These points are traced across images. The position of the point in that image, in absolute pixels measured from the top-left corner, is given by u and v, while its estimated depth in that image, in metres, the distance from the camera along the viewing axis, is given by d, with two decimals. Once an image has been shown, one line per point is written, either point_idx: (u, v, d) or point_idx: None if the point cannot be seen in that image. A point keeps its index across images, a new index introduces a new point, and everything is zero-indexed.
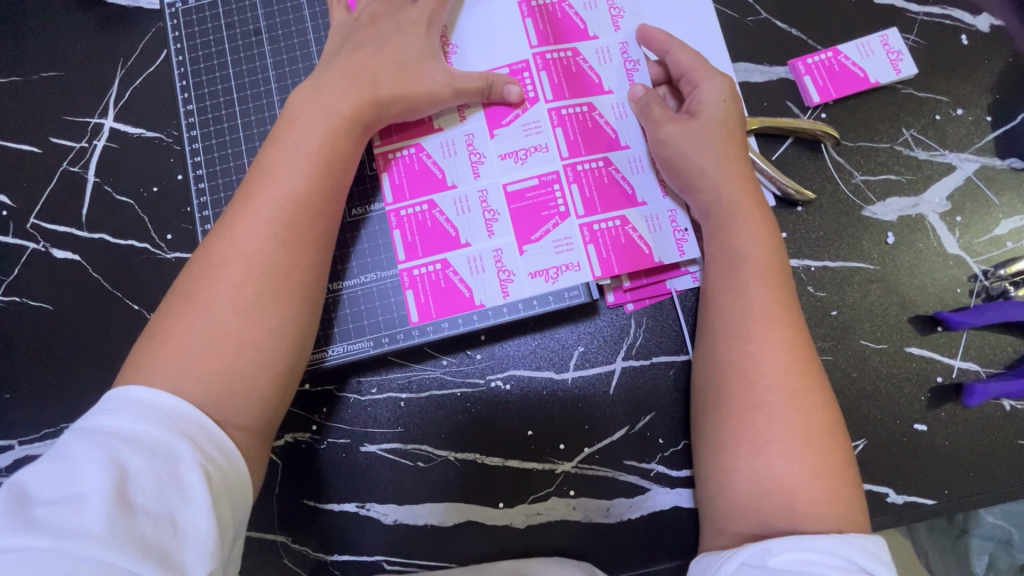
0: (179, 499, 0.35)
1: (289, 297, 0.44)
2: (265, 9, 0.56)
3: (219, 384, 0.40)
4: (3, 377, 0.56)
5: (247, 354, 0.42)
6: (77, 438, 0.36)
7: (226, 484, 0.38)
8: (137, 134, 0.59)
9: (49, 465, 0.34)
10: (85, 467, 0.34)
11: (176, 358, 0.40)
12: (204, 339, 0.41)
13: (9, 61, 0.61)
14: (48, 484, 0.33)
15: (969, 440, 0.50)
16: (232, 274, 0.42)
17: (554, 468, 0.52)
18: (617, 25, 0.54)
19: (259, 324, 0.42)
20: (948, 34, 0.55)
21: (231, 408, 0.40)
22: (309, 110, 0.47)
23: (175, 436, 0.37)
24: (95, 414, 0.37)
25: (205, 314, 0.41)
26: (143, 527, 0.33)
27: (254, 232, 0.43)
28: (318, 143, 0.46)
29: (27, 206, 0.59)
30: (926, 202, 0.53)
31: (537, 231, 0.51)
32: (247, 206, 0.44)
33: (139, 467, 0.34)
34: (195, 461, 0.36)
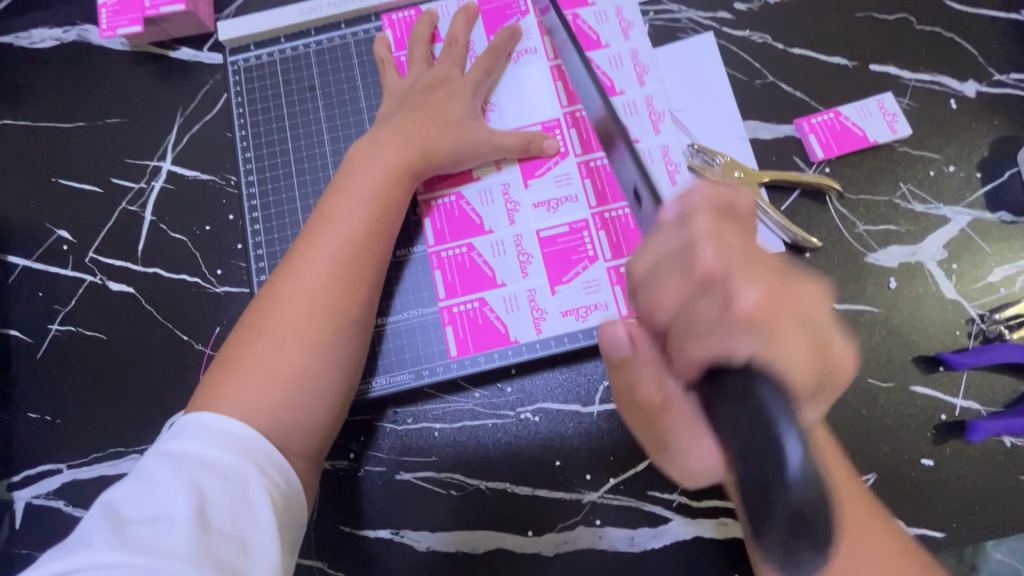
0: (249, 522, 0.39)
1: (344, 333, 0.48)
2: (319, 67, 0.62)
3: (281, 413, 0.44)
4: (57, 403, 0.59)
5: (311, 385, 0.46)
6: (160, 462, 0.40)
7: (288, 507, 0.42)
8: (193, 176, 0.64)
9: (137, 487, 0.39)
10: (169, 490, 0.38)
11: (246, 390, 0.44)
12: (273, 370, 0.45)
13: (79, 109, 0.67)
14: (137, 504, 0.38)
15: (972, 475, 0.53)
16: (295, 310, 0.47)
17: (581, 498, 0.54)
18: (641, 80, 0.62)
19: (319, 359, 0.47)
20: (938, 99, 0.61)
21: (290, 435, 0.45)
22: (365, 162, 0.52)
23: (244, 462, 0.41)
24: (175, 439, 0.41)
25: (274, 348, 0.46)
26: (219, 546, 0.37)
27: (317, 273, 0.48)
28: (373, 192, 0.51)
29: (87, 241, 0.63)
30: (924, 251, 0.58)
31: (567, 274, 0.55)
32: (311, 250, 0.49)
33: (215, 490, 0.38)
34: (262, 485, 0.40)
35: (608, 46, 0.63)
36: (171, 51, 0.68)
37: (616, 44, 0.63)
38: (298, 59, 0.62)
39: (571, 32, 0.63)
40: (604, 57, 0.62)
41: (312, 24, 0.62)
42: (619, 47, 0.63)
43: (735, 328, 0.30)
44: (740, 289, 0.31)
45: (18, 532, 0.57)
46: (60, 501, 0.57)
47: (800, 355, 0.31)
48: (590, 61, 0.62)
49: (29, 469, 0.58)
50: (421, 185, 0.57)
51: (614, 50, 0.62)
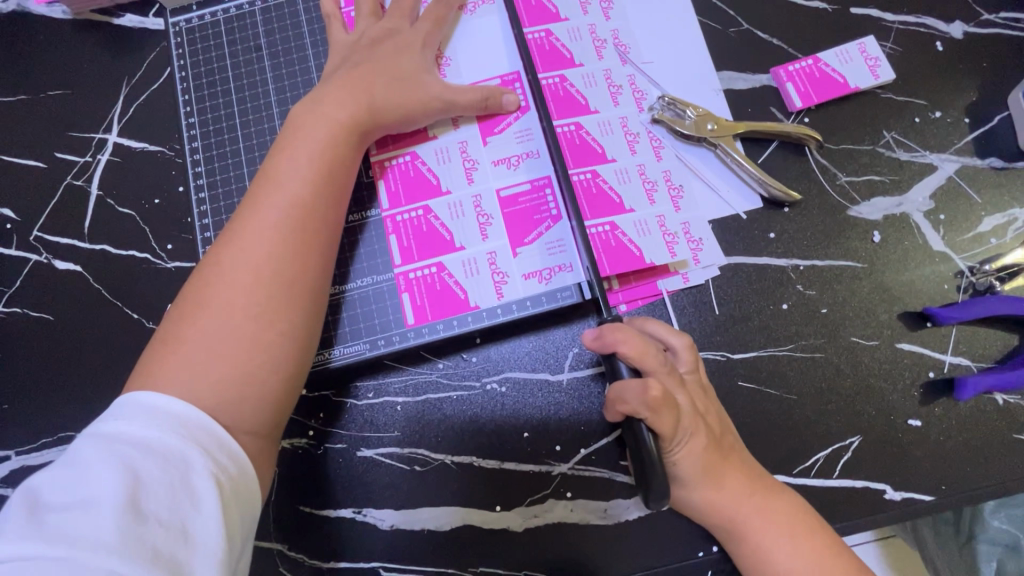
0: (191, 508, 0.36)
1: (294, 301, 0.45)
2: (266, 26, 0.58)
3: (227, 387, 0.42)
4: (3, 387, 0.57)
5: (256, 357, 0.43)
6: (93, 445, 0.37)
7: (236, 492, 0.39)
8: (140, 148, 0.61)
9: (64, 472, 0.36)
10: (99, 474, 0.35)
11: (185, 363, 0.41)
12: (214, 342, 0.42)
13: (19, 82, 0.64)
14: (62, 490, 0.35)
15: (962, 435, 0.50)
16: (236, 277, 0.44)
17: (551, 470, 0.52)
18: (600, 55, 0.58)
19: (257, 327, 0.43)
20: (923, 41, 0.58)
21: (238, 411, 0.42)
22: (311, 121, 0.49)
23: (186, 443, 0.38)
24: (111, 421, 0.38)
25: (214, 318, 0.43)
26: (154, 533, 0.34)
27: (261, 239, 0.45)
28: (321, 153, 0.48)
29: (31, 220, 0.60)
30: (909, 201, 0.54)
31: (530, 234, 0.52)
32: (255, 214, 0.46)
33: (152, 476, 0.36)
34: (206, 469, 0.38)
35: (568, 20, 0.58)
36: (115, 18, 0.64)
37: (575, 19, 0.58)
38: (243, 19, 0.59)
39: (529, 4, 0.58)
40: (563, 31, 0.58)
41: None
42: (578, 21, 0.58)
43: (651, 387, 0.42)
44: (639, 351, 0.44)
45: None
46: (7, 489, 0.54)
47: (682, 396, 0.45)
48: (549, 35, 0.57)
49: None
50: (374, 145, 0.54)
51: (573, 24, 0.58)
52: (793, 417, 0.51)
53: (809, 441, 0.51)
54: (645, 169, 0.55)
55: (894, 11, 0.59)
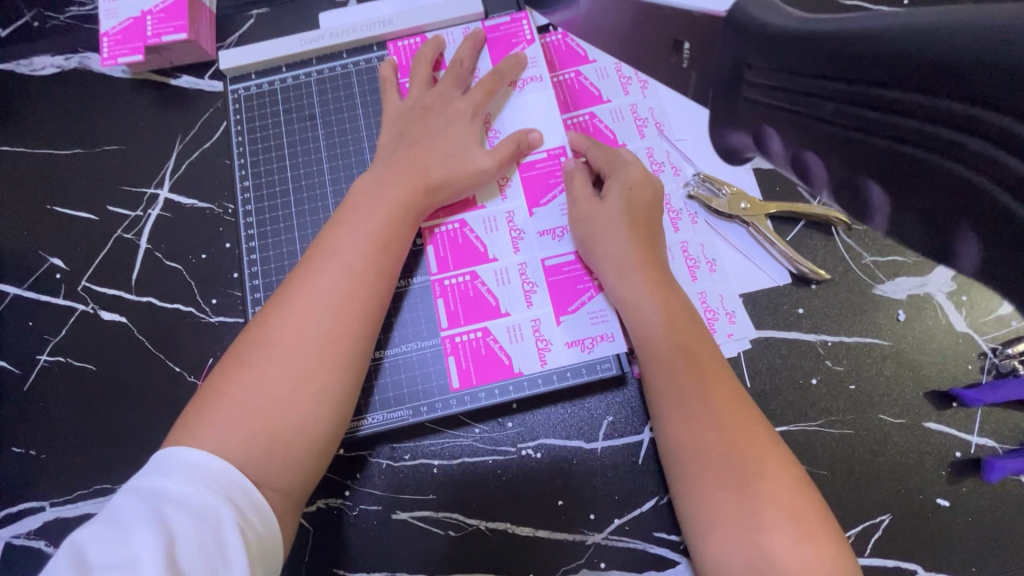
0: (221, 567, 0.36)
1: (335, 366, 0.46)
2: (320, 96, 0.61)
3: (265, 449, 0.43)
4: (43, 436, 0.57)
5: (297, 420, 0.44)
6: (131, 501, 0.38)
7: (261, 547, 0.40)
8: (190, 204, 0.63)
9: (103, 528, 0.37)
10: (137, 531, 0.36)
11: (229, 425, 0.42)
12: (261, 405, 0.43)
13: (76, 135, 0.66)
14: (101, 548, 0.36)
15: (990, 517, 0.51)
16: (289, 340, 0.45)
17: (585, 539, 0.52)
18: (642, 133, 0.62)
19: (307, 392, 0.45)
20: None
21: (276, 473, 0.43)
22: (369, 197, 0.52)
23: (219, 499, 0.39)
24: (149, 475, 0.39)
25: (264, 381, 0.44)
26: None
27: (311, 302, 0.47)
28: (372, 222, 0.50)
29: (80, 270, 0.62)
30: (932, 281, 0.56)
31: (573, 303, 0.54)
32: (307, 280, 0.48)
33: (187, 533, 0.37)
34: (237, 525, 0.39)
35: (610, 102, 0.62)
36: (172, 79, 0.67)
37: (617, 99, 0.62)
38: (299, 88, 0.62)
39: (573, 89, 0.63)
40: (606, 112, 0.62)
41: (314, 53, 0.62)
42: (620, 101, 0.62)
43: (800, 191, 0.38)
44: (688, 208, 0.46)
45: None
46: (41, 541, 0.55)
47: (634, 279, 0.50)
48: (593, 117, 0.62)
49: (12, 507, 0.56)
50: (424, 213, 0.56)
51: (615, 105, 0.62)
52: (824, 492, 0.52)
53: (841, 517, 0.52)
54: (688, 246, 0.59)
55: None
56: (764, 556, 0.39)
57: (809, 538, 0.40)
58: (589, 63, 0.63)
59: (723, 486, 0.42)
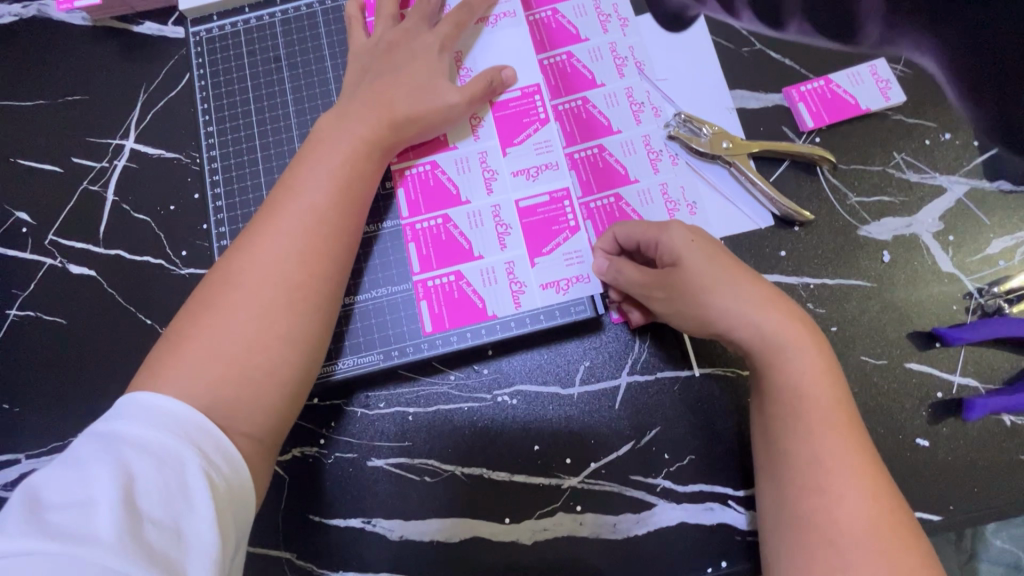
0: (185, 509, 0.35)
1: (299, 304, 0.45)
2: (285, 37, 0.59)
3: (227, 388, 0.41)
4: (15, 390, 0.57)
5: (261, 360, 0.43)
6: (89, 445, 0.37)
7: (229, 491, 0.38)
8: (157, 155, 0.61)
9: (61, 470, 0.35)
10: (96, 473, 0.35)
11: (188, 367, 0.41)
12: (221, 346, 0.42)
13: (37, 86, 0.64)
14: (57, 489, 0.34)
15: (971, 456, 0.51)
16: (250, 281, 0.44)
17: (561, 483, 0.52)
18: (622, 72, 0.59)
19: (272, 331, 0.43)
20: (935, 67, 0.58)
21: (240, 412, 0.42)
22: (332, 134, 0.50)
23: (183, 442, 0.38)
24: (109, 419, 0.38)
25: (224, 321, 0.43)
26: (149, 533, 0.33)
27: (273, 242, 0.45)
28: (340, 161, 0.49)
29: (47, 224, 0.61)
30: (919, 222, 0.55)
31: (548, 245, 0.53)
32: (270, 219, 0.46)
33: (148, 475, 0.35)
34: (202, 468, 0.37)
35: (588, 40, 0.60)
36: (135, 26, 0.65)
37: (596, 38, 0.60)
38: (263, 29, 0.59)
39: (549, 28, 0.60)
40: (583, 51, 0.59)
41: None
42: (598, 40, 0.60)
43: None
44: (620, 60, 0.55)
45: None
46: None
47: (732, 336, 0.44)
48: (570, 56, 0.59)
49: None
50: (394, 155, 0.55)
51: (594, 44, 0.60)
52: None
53: None
54: (668, 189, 0.56)
55: (891, 33, 0.59)
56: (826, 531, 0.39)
57: (871, 510, 0.39)
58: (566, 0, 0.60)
59: (787, 459, 0.42)
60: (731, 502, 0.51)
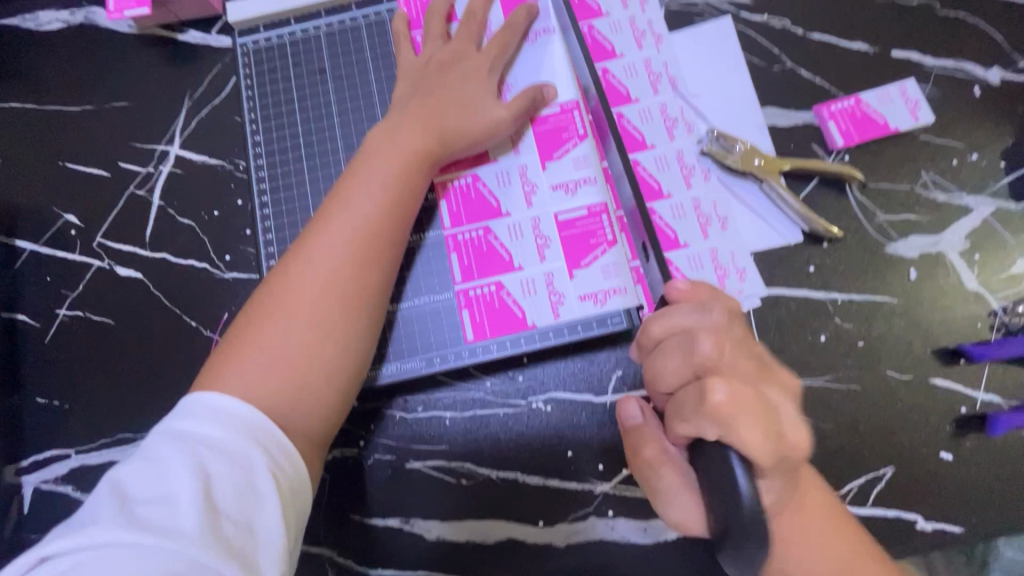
0: (256, 507, 0.38)
1: (354, 315, 0.47)
2: (329, 49, 0.61)
3: (288, 395, 0.44)
4: (63, 387, 0.59)
5: (321, 367, 0.45)
6: (165, 442, 0.39)
7: (292, 488, 0.41)
8: (201, 161, 0.63)
9: (142, 466, 0.38)
10: (175, 470, 0.38)
11: (254, 373, 0.43)
12: (284, 353, 0.44)
13: (84, 91, 0.66)
14: (141, 484, 0.38)
15: (993, 470, 0.52)
16: (310, 292, 0.46)
17: (593, 488, 0.54)
18: (656, 88, 0.60)
19: (334, 340, 0.46)
20: (961, 87, 0.60)
21: (301, 418, 0.44)
22: (384, 148, 0.52)
23: (250, 444, 0.40)
24: (181, 418, 0.40)
25: (284, 329, 0.45)
26: (226, 529, 0.37)
27: (330, 253, 0.47)
28: (391, 175, 0.51)
29: (94, 227, 0.63)
30: (945, 240, 0.56)
31: (586, 257, 0.54)
32: (325, 231, 0.48)
33: (221, 474, 0.38)
34: (268, 469, 0.40)
35: (622, 57, 0.61)
36: (179, 34, 0.67)
37: (630, 54, 0.61)
38: (308, 41, 0.61)
39: (585, 44, 0.61)
40: (619, 67, 0.61)
41: (322, 6, 0.62)
42: (633, 57, 0.61)
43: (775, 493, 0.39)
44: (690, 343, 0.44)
45: (26, 517, 0.56)
46: (67, 487, 0.57)
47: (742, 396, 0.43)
48: (605, 72, 0.61)
49: (37, 454, 0.58)
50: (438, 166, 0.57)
51: (628, 61, 0.61)
52: (826, 446, 0.53)
53: (841, 470, 0.53)
54: (700, 203, 0.58)
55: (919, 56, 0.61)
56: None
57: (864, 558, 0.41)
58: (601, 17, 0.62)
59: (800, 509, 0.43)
60: None
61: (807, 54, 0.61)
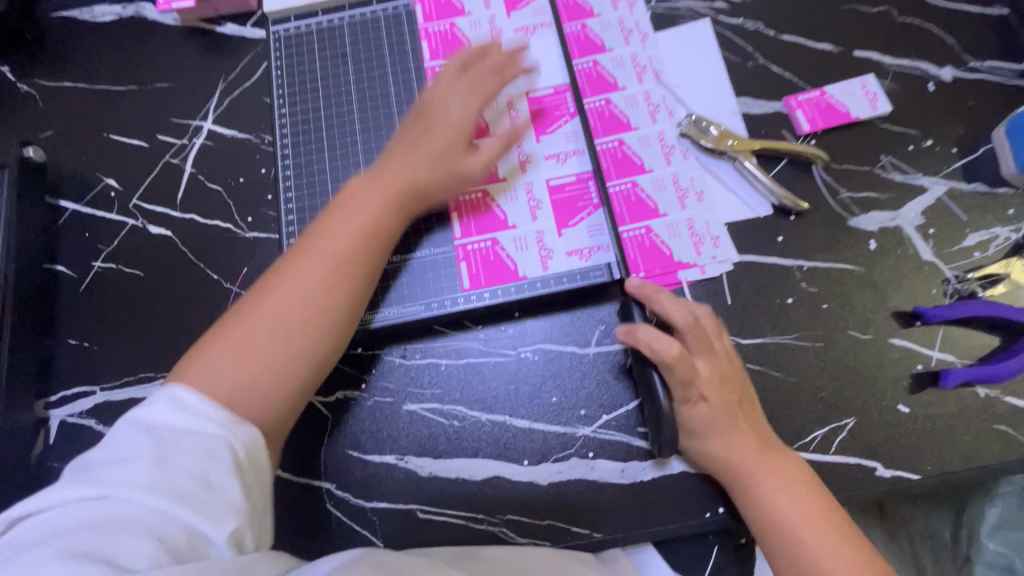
0: (213, 467, 0.40)
1: (315, 336, 0.49)
2: (351, 37, 0.70)
3: (237, 397, 0.45)
4: (95, 330, 0.65)
5: (270, 377, 0.47)
6: (125, 425, 0.42)
7: (253, 457, 0.43)
8: (231, 135, 0.70)
9: (104, 446, 0.41)
10: (134, 440, 0.40)
11: (213, 369, 0.46)
12: (242, 357, 0.46)
13: (130, 74, 0.74)
14: (101, 456, 0.40)
15: (949, 423, 0.56)
16: (277, 301, 0.49)
17: (575, 431, 0.58)
18: (640, 78, 0.67)
19: (286, 355, 0.48)
20: (917, 83, 0.66)
21: (241, 422, 0.45)
22: (377, 176, 0.56)
23: (211, 413, 0.43)
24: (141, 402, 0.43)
25: (250, 333, 0.47)
26: (181, 487, 0.38)
27: (306, 268, 0.50)
28: (375, 206, 0.54)
29: (132, 190, 0.69)
30: (903, 216, 0.62)
31: (573, 219, 0.61)
32: (309, 249, 0.51)
33: (178, 439, 0.40)
34: (224, 435, 0.42)
35: (612, 51, 0.68)
36: (218, 26, 0.75)
37: (619, 48, 0.69)
38: (333, 32, 0.70)
39: (579, 39, 0.69)
40: (608, 60, 0.68)
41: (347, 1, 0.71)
42: (621, 51, 0.68)
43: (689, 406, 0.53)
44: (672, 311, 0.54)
45: (52, 447, 0.61)
46: (92, 420, 0.62)
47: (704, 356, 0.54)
48: (596, 64, 0.68)
49: (66, 390, 0.63)
50: None
51: (617, 54, 0.68)
52: (793, 398, 0.57)
53: (807, 420, 0.57)
54: (679, 178, 0.64)
55: (879, 56, 0.68)
56: (782, 530, 0.49)
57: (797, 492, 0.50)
58: (593, 17, 0.70)
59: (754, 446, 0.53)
60: None
61: (778, 52, 0.68)
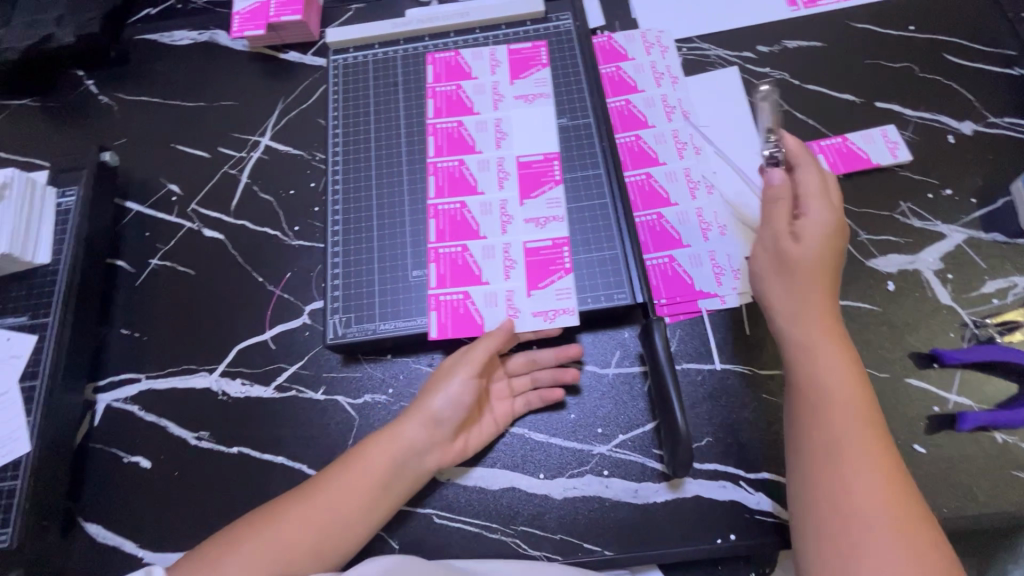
0: None
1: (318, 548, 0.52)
2: (404, 68, 0.76)
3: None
4: (146, 323, 0.69)
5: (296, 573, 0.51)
6: None
7: None
8: (285, 150, 0.76)
9: None
10: None
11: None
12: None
13: (199, 91, 0.81)
14: None
15: (967, 466, 0.56)
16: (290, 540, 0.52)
17: (592, 448, 0.59)
18: (670, 117, 0.72)
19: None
20: (937, 135, 0.69)
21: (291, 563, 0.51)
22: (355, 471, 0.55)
23: None
24: None
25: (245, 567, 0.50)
26: None
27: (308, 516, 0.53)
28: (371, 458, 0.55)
29: (192, 196, 0.75)
30: (921, 260, 0.64)
31: (544, 281, 0.63)
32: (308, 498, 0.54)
33: None
34: None
35: (644, 91, 0.73)
36: (282, 53, 0.82)
37: (650, 90, 0.73)
38: (388, 63, 0.77)
39: (613, 80, 0.74)
40: (640, 99, 0.73)
41: (402, 36, 0.78)
42: (652, 92, 0.73)
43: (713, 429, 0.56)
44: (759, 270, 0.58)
45: (95, 429, 0.65)
46: (134, 406, 0.65)
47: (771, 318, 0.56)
48: (628, 103, 0.73)
49: (115, 376, 0.67)
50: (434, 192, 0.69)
51: (648, 95, 0.73)
52: None
53: None
54: (703, 213, 0.67)
55: (900, 108, 0.71)
56: (818, 495, 0.46)
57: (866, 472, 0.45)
58: (627, 61, 0.75)
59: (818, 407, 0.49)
60: (742, 482, 0.57)
61: (803, 101, 0.72)
